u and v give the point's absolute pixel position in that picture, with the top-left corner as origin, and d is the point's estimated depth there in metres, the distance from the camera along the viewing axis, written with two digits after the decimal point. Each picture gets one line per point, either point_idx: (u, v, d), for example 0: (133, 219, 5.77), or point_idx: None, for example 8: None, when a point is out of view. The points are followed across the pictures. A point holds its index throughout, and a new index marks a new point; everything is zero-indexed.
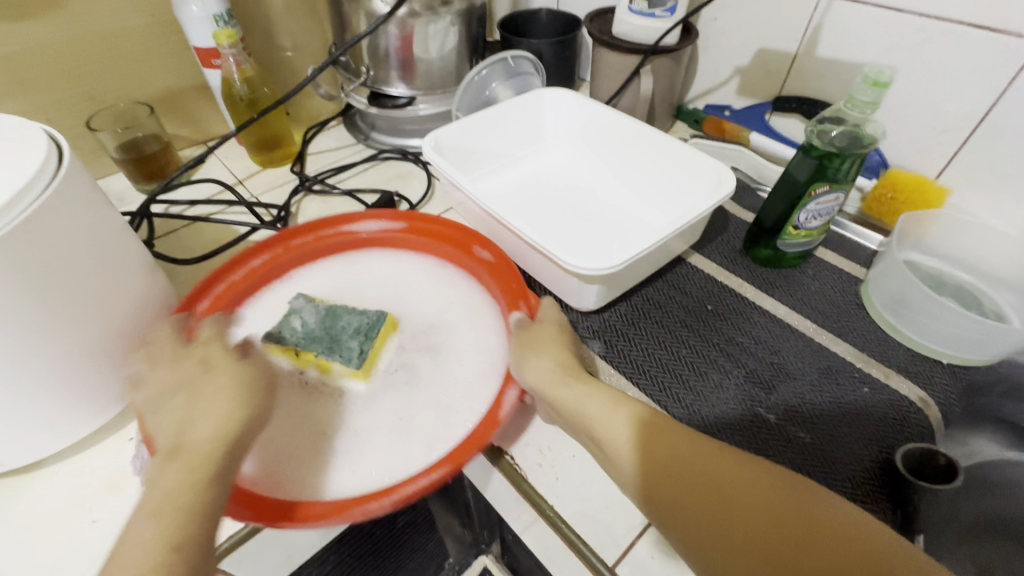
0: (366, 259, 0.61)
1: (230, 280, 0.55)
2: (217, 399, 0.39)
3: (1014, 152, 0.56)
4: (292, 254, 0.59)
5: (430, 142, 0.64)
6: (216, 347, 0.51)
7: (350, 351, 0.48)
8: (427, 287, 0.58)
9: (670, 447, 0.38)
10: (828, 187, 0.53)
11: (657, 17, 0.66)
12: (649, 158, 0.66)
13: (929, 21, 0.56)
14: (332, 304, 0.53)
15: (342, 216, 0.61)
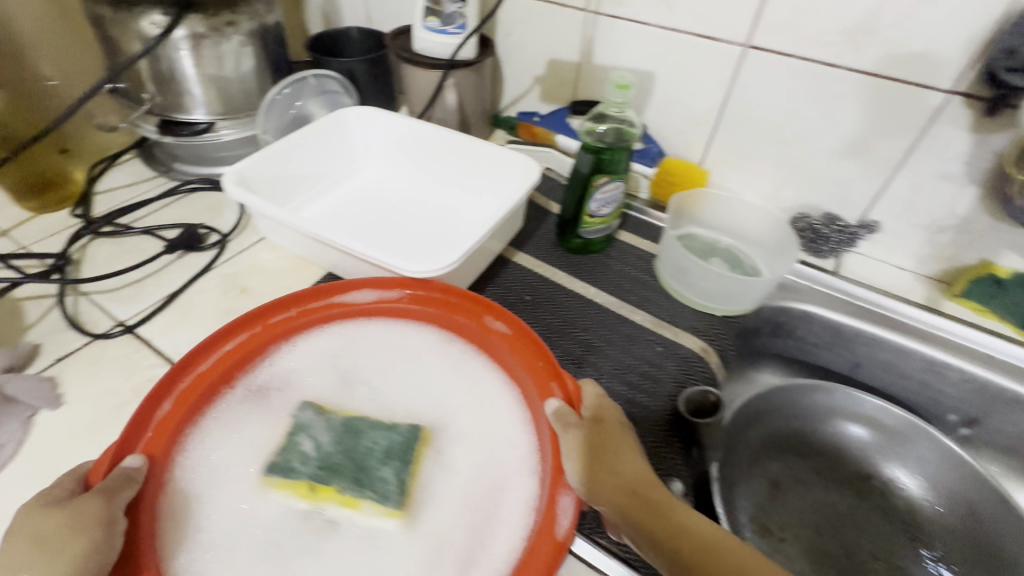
0: (358, 338, 0.50)
1: (200, 369, 0.45)
2: (44, 568, 0.32)
3: (747, 135, 0.69)
4: (274, 333, 0.48)
5: (233, 176, 0.61)
6: (187, 471, 0.41)
7: (388, 479, 0.39)
8: (433, 367, 0.48)
9: (620, 470, 0.39)
10: (608, 177, 0.60)
11: (449, 33, 0.70)
12: (460, 164, 0.70)
13: (668, 32, 0.66)
14: (349, 416, 0.43)
15: (331, 285, 0.51)
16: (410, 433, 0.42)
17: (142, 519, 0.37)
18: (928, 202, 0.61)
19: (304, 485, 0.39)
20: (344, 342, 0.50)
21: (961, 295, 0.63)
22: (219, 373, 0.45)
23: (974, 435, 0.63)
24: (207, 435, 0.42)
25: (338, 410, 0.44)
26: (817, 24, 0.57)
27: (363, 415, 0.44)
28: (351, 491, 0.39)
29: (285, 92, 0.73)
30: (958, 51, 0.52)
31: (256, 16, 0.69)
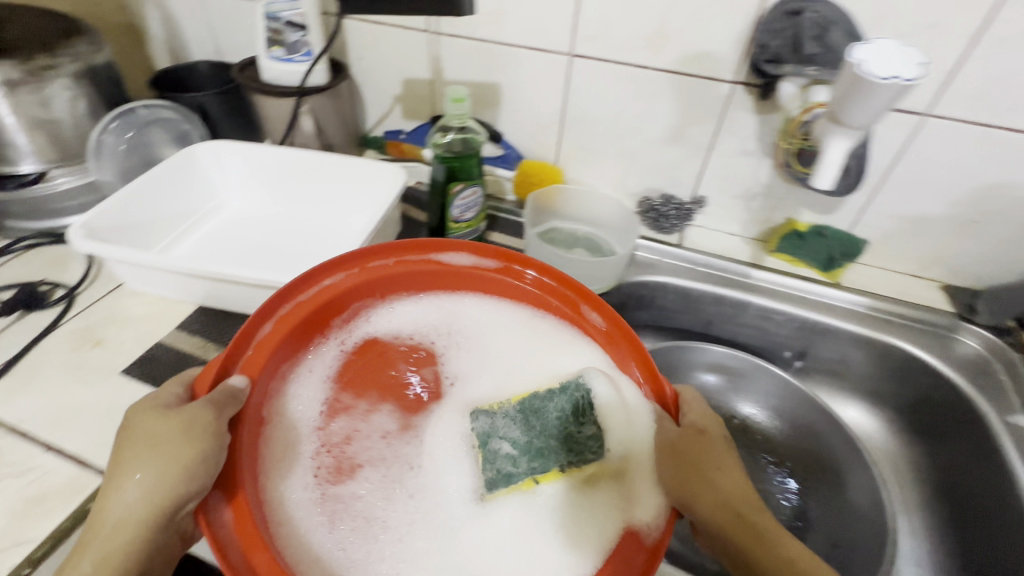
0: (461, 304, 0.53)
1: (298, 297, 0.47)
2: (161, 467, 0.37)
3: (589, 133, 0.77)
4: (392, 273, 0.51)
5: (80, 229, 0.57)
6: (281, 407, 0.44)
7: (596, 442, 0.45)
8: (529, 323, 0.52)
9: (721, 484, 0.41)
10: (463, 184, 0.64)
11: (296, 61, 0.71)
12: (325, 182, 0.71)
13: (504, 48, 0.73)
14: (520, 402, 0.47)
15: (433, 242, 0.52)
16: (582, 391, 0.47)
17: (244, 434, 0.41)
18: (738, 175, 0.72)
19: (487, 489, 0.43)
20: (440, 306, 0.53)
21: (777, 249, 0.75)
22: (304, 311, 0.47)
23: (805, 365, 0.75)
24: (296, 380, 0.46)
25: (503, 403, 0.47)
26: (624, 33, 0.66)
27: (499, 405, 0.47)
28: (568, 465, 0.44)
29: (112, 129, 0.69)
30: (733, 49, 0.63)
31: (81, 58, 0.65)
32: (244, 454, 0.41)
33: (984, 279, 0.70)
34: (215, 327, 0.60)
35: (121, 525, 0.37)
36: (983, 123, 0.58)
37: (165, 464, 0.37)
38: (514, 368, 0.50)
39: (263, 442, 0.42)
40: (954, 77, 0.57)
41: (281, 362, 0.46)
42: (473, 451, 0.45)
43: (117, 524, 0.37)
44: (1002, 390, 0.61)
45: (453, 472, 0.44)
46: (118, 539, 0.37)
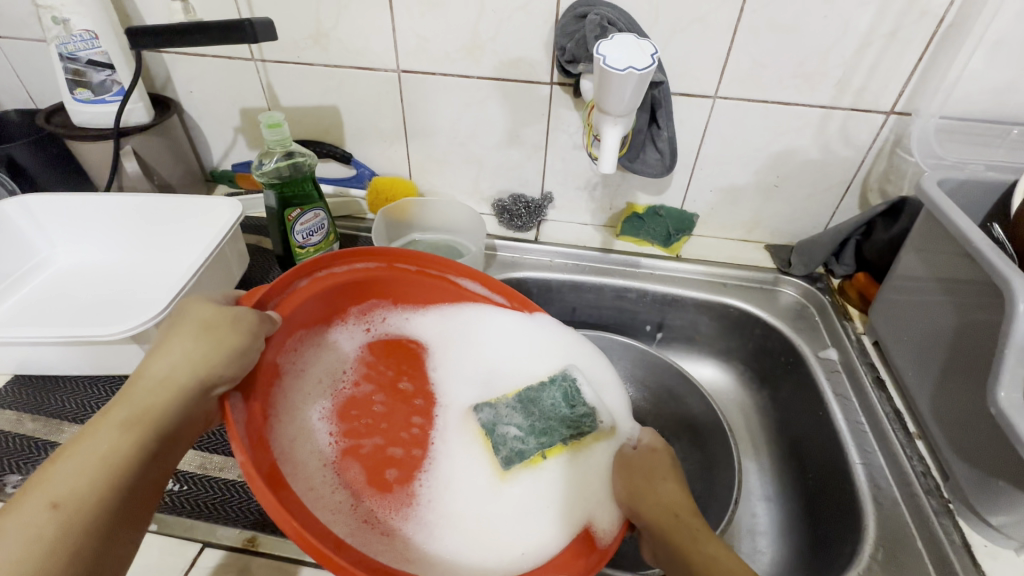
0: (455, 313, 0.61)
1: (333, 268, 0.52)
2: (202, 342, 0.42)
3: (434, 145, 0.79)
4: (421, 276, 0.58)
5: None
6: (294, 365, 0.49)
7: (588, 418, 0.56)
8: (518, 329, 0.61)
9: (649, 490, 0.48)
10: (300, 209, 0.64)
11: (109, 101, 0.68)
12: (159, 219, 0.68)
13: (333, 69, 0.73)
14: (518, 395, 0.58)
15: (460, 269, 0.59)
16: (568, 382, 0.58)
17: (274, 353, 0.46)
18: (576, 168, 0.77)
19: (505, 467, 0.53)
20: (443, 315, 0.61)
21: (623, 233, 0.80)
22: (337, 281, 0.52)
23: (665, 335, 0.80)
24: (323, 336, 0.52)
25: (501, 399, 0.58)
26: (442, 45, 0.68)
27: (499, 400, 0.57)
28: (569, 440, 0.55)
29: None
30: (542, 52, 0.67)
31: None
32: (267, 402, 0.45)
33: (797, 235, 0.79)
34: (31, 395, 0.55)
35: (161, 387, 0.41)
36: (761, 99, 0.66)
37: (209, 340, 0.42)
38: (501, 373, 0.60)
39: (286, 375, 0.48)
40: (728, 62, 0.64)
41: (300, 321, 0.50)
42: (483, 437, 0.54)
43: (156, 387, 0.41)
44: (816, 330, 0.70)
45: (461, 453, 0.54)
46: (155, 401, 0.40)
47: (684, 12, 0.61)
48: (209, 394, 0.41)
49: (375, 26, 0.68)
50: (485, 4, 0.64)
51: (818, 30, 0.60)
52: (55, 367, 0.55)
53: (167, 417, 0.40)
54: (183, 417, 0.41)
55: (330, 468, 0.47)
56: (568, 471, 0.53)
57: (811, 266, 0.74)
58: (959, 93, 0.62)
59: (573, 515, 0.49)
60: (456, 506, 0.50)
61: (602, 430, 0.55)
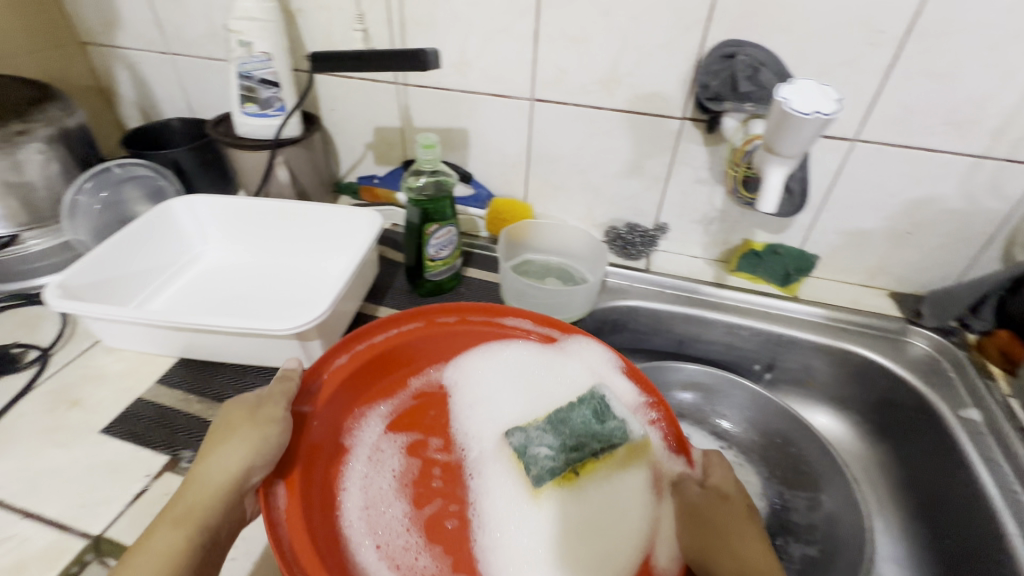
0: (500, 355, 0.60)
1: (372, 339, 0.57)
2: (238, 441, 0.44)
3: (553, 170, 0.81)
4: (449, 331, 0.60)
5: (56, 288, 0.57)
6: (352, 436, 0.52)
7: (620, 431, 0.53)
8: (559, 367, 0.59)
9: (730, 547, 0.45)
10: (437, 224, 0.67)
11: (270, 115, 0.75)
12: (307, 226, 0.73)
13: (469, 95, 0.77)
14: (547, 416, 0.55)
15: (495, 308, 0.61)
16: (597, 399, 0.55)
17: (315, 433, 0.50)
18: (695, 202, 0.77)
19: (537, 485, 0.51)
20: (487, 358, 0.60)
21: (738, 269, 0.79)
22: (372, 350, 0.56)
23: (774, 377, 0.78)
24: (373, 409, 0.55)
25: (533, 419, 0.55)
26: (579, 78, 0.72)
27: (531, 422, 0.55)
28: (600, 454, 0.52)
29: (86, 188, 0.70)
30: (678, 89, 0.69)
31: (74, 112, 0.70)
32: (319, 477, 0.48)
33: (926, 286, 0.76)
34: (195, 378, 0.60)
35: (205, 487, 0.42)
36: (905, 144, 0.65)
37: (241, 437, 0.44)
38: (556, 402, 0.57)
39: (347, 450, 0.51)
40: (874, 105, 0.63)
41: (345, 399, 0.53)
42: (515, 459, 0.53)
43: (199, 485, 0.43)
44: (951, 387, 0.66)
45: (501, 480, 0.52)
46: (200, 500, 0.42)
47: (833, 55, 0.61)
48: (246, 489, 0.43)
49: (517, 58, 0.72)
50: (629, 41, 0.67)
51: (978, 78, 0.59)
52: (218, 355, 0.60)
53: (213, 516, 0.42)
54: (228, 511, 0.43)
55: (411, 531, 0.48)
56: (600, 490, 0.51)
57: (945, 318, 0.70)
58: None
59: (621, 552, 0.47)
60: (531, 549, 0.48)
61: (633, 441, 0.53)
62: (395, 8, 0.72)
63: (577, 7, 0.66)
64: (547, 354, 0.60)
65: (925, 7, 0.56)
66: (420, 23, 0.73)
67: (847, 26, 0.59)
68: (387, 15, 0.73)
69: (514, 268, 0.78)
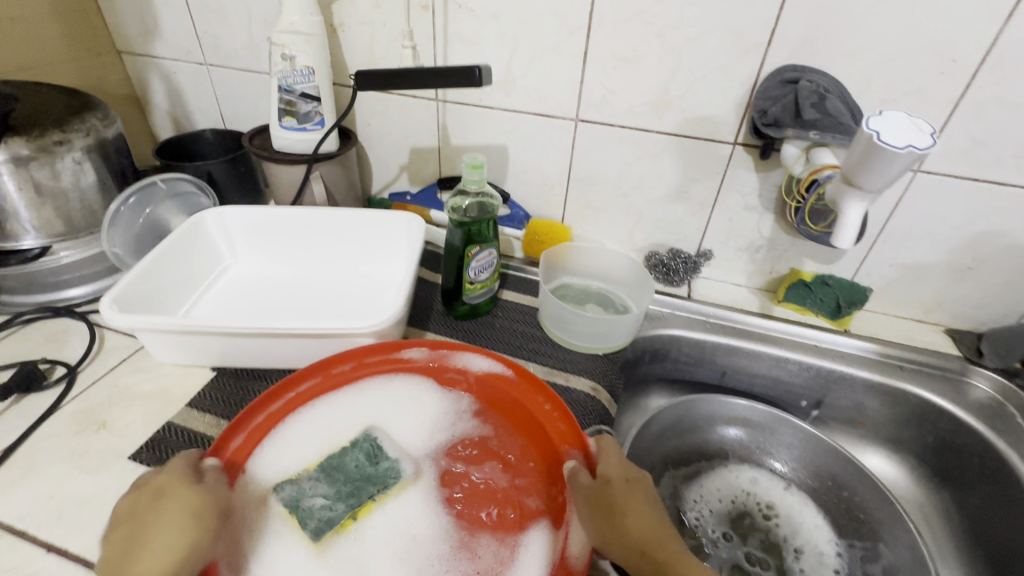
0: (364, 391, 0.55)
1: (270, 408, 0.51)
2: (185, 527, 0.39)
3: (594, 192, 0.79)
4: (338, 375, 0.55)
5: (111, 302, 0.54)
6: (249, 499, 0.46)
7: (393, 471, 0.48)
8: (428, 395, 0.55)
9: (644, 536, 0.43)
10: (479, 247, 0.65)
11: (309, 130, 0.73)
12: (347, 231, 0.73)
13: (511, 114, 0.76)
14: (321, 462, 0.48)
15: (390, 343, 0.57)
16: (372, 440, 0.50)
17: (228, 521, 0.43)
18: (743, 229, 0.75)
19: (314, 539, 0.44)
20: (370, 394, 0.55)
21: (784, 299, 0.76)
22: (274, 419, 0.51)
23: (821, 414, 0.75)
24: (271, 464, 0.48)
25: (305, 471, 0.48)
26: (627, 100, 0.70)
27: (303, 473, 0.47)
28: (375, 496, 0.47)
29: (131, 201, 0.70)
30: (731, 113, 0.66)
31: (112, 121, 0.69)
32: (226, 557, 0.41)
33: (984, 324, 0.72)
34: (231, 400, 0.57)
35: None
36: (972, 177, 0.62)
37: (180, 522, 0.39)
38: (435, 435, 0.52)
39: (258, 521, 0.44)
40: (940, 135, 0.61)
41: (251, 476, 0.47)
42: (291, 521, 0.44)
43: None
44: (1020, 434, 0.62)
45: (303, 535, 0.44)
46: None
47: (900, 83, 0.59)
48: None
49: (564, 77, 0.70)
50: (681, 64, 0.65)
51: None
52: (272, 365, 0.60)
53: None
54: None
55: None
56: (383, 531, 0.45)
57: (1008, 360, 0.67)
58: None
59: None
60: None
61: (406, 478, 0.48)
62: (440, 25, 0.71)
63: (631, 27, 0.64)
64: (427, 383, 0.56)
65: (1002, 35, 0.54)
66: (465, 40, 0.71)
67: (917, 54, 0.57)
68: (432, 31, 0.72)
69: (553, 291, 0.76)
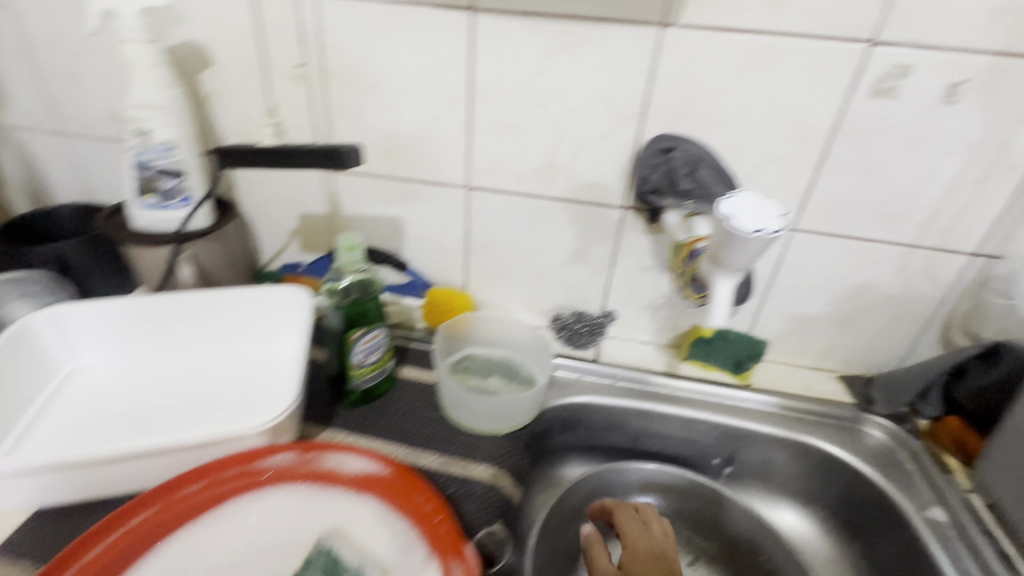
0: (225, 516, 0.49)
1: (88, 556, 0.45)
2: None
3: (493, 257, 0.77)
4: (188, 501, 0.49)
5: None
6: None
7: None
8: (299, 508, 0.50)
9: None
10: (364, 329, 0.61)
11: (173, 207, 0.66)
12: (220, 312, 0.64)
13: (401, 183, 0.73)
14: None
15: (247, 453, 0.52)
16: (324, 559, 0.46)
17: None
18: (643, 289, 0.75)
19: None
20: (230, 517, 0.49)
21: (689, 356, 0.75)
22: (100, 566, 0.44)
23: (735, 471, 0.74)
24: None
25: None
26: (516, 167, 0.68)
27: None
28: None
29: None
30: (618, 179, 0.67)
31: None
32: None
33: (873, 369, 0.75)
34: (53, 543, 0.48)
35: None
36: (842, 234, 0.65)
37: None
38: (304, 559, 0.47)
39: None
40: (809, 198, 0.63)
41: None
42: None
43: None
44: (912, 482, 0.63)
45: None
46: None
47: (767, 150, 0.61)
48: None
49: (451, 147, 0.68)
50: (564, 133, 0.65)
51: (904, 175, 0.60)
52: (113, 494, 0.51)
53: None
54: None
55: None
56: None
57: (897, 405, 0.68)
58: None
59: None
60: None
61: None
62: (318, 95, 0.68)
63: (512, 99, 0.64)
64: (297, 494, 0.51)
65: (849, 107, 0.57)
66: (346, 110, 0.68)
67: (779, 123, 0.59)
68: (310, 102, 0.68)
69: (453, 365, 0.72)
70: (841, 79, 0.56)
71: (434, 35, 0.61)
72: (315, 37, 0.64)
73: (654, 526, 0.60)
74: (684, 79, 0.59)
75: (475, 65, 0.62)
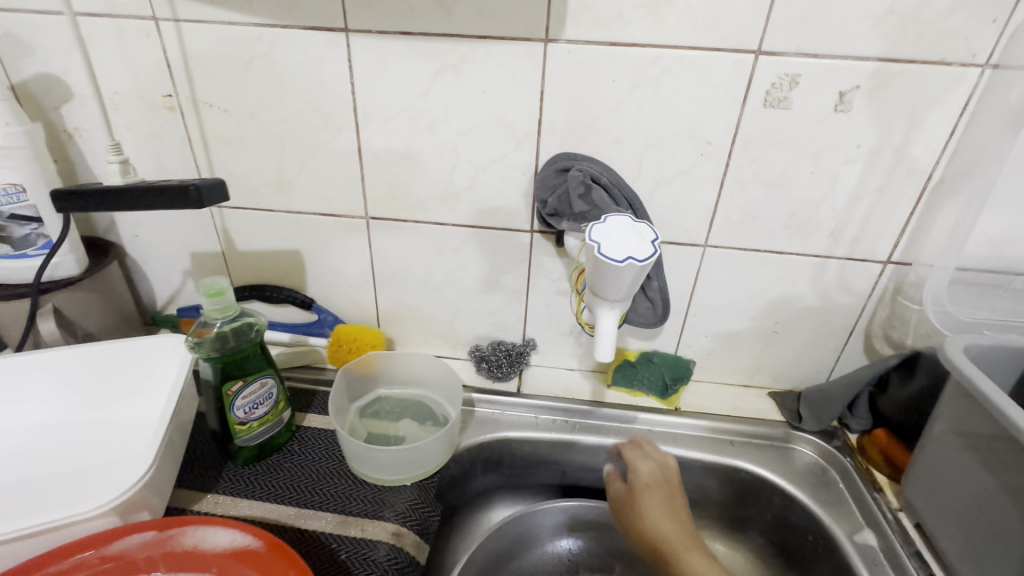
0: None
1: None
2: None
3: (403, 289, 0.72)
4: None
5: None
6: None
7: None
8: None
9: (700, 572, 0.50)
10: (241, 381, 0.54)
11: (30, 256, 0.61)
12: (80, 370, 0.57)
13: (296, 215, 0.68)
14: None
15: (94, 538, 0.45)
16: None
17: None
18: (561, 314, 0.71)
19: None
20: None
21: (615, 382, 0.72)
22: None
23: None
24: None
25: None
26: (415, 193, 0.64)
27: None
28: None
29: None
30: (521, 202, 0.63)
31: None
32: None
33: (802, 382, 0.73)
34: None
35: None
36: (753, 248, 0.63)
37: None
38: None
39: None
40: (716, 212, 0.61)
41: None
42: None
43: None
44: (843, 505, 0.61)
45: None
46: None
47: (668, 165, 0.59)
48: None
49: (343, 175, 0.64)
50: (460, 157, 0.61)
51: (807, 185, 0.58)
52: None
53: None
54: None
55: None
56: None
57: (825, 421, 0.66)
58: (967, 252, 0.57)
59: None
60: None
61: None
62: (194, 126, 0.62)
63: (401, 122, 0.60)
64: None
65: (744, 119, 0.55)
66: (225, 141, 0.63)
67: (676, 138, 0.57)
68: (185, 134, 0.63)
69: (361, 409, 0.67)
70: (731, 90, 0.54)
71: (309, 58, 0.57)
72: (181, 65, 0.59)
73: (660, 461, 0.61)
74: (575, 96, 0.56)
75: (358, 89, 0.58)
